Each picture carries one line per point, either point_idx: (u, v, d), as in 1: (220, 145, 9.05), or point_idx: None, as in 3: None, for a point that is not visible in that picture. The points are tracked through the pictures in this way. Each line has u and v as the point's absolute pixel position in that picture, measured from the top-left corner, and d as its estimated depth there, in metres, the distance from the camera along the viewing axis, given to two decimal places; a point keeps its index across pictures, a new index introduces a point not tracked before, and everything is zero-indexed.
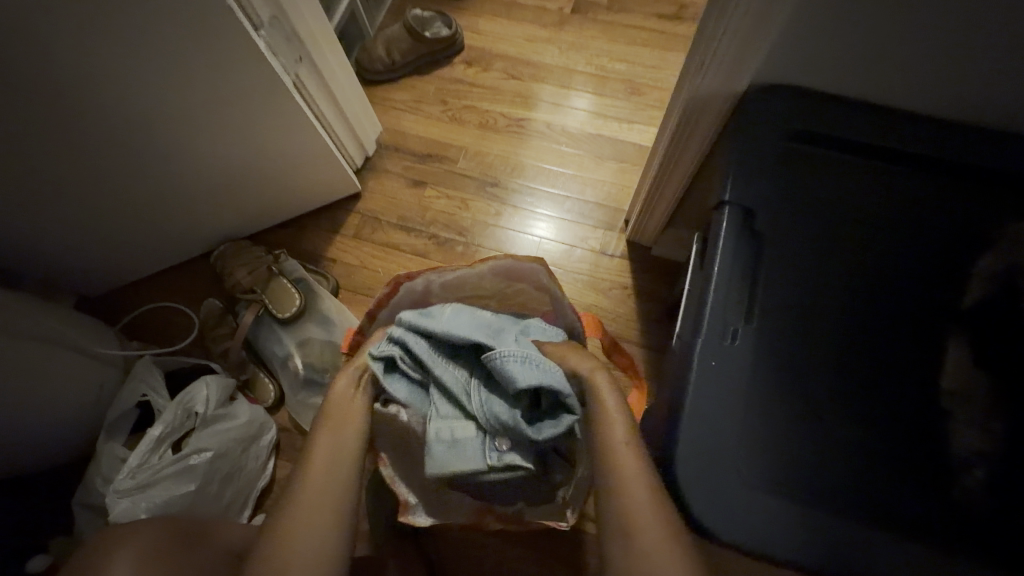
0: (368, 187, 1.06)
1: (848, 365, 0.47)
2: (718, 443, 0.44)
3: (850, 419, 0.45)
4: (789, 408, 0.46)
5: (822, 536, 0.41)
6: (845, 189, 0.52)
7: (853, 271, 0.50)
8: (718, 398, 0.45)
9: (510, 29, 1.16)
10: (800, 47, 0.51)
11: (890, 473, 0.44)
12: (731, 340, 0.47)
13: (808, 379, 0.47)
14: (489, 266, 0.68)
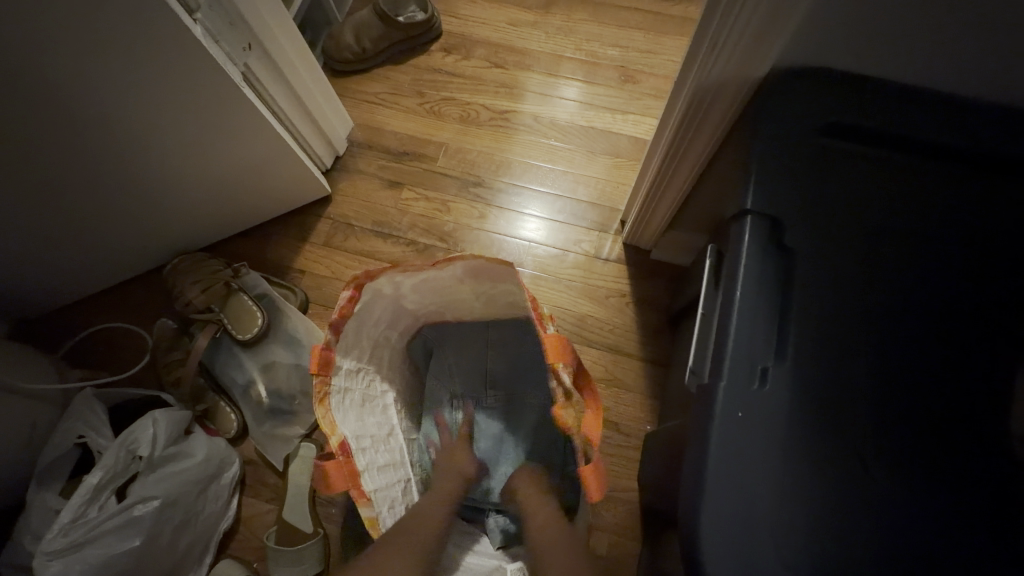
0: (338, 189, 0.96)
1: (895, 407, 0.41)
2: (749, 510, 0.38)
3: (889, 472, 0.40)
4: (829, 460, 0.40)
5: None
6: (895, 194, 0.44)
7: (902, 295, 0.43)
8: (746, 456, 0.39)
9: (491, 12, 1.06)
10: (840, 27, 0.42)
11: (944, 533, 0.39)
12: (757, 384, 0.40)
13: (849, 425, 0.41)
14: (456, 266, 0.62)
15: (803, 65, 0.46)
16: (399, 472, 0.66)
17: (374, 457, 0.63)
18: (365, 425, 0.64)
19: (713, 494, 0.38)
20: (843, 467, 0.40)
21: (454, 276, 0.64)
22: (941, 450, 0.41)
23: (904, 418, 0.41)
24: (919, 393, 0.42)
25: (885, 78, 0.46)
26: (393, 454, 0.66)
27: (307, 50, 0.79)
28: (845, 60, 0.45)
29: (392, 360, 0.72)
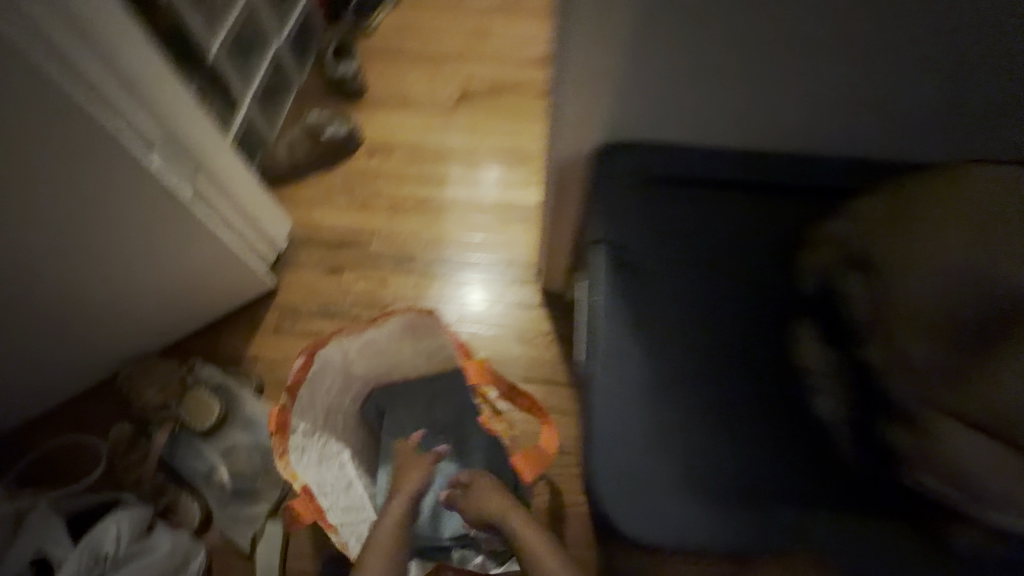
0: (285, 281, 1.06)
1: (735, 364, 0.54)
2: (623, 457, 0.50)
3: (740, 411, 0.52)
4: (687, 413, 0.52)
5: (724, 518, 0.48)
6: (708, 212, 0.60)
7: (725, 282, 0.57)
8: (618, 417, 0.52)
9: (406, 118, 1.26)
10: (633, 110, 0.59)
11: (783, 455, 0.50)
12: (615, 363, 0.53)
13: (701, 383, 0.53)
14: (395, 323, 0.73)
15: (621, 137, 0.62)
16: (362, 513, 0.74)
17: (336, 500, 0.72)
18: (325, 476, 0.72)
19: (598, 450, 0.51)
20: (704, 421, 0.51)
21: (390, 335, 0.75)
22: (778, 392, 0.52)
23: (742, 371, 0.53)
24: (751, 351, 0.54)
25: (674, 142, 0.62)
26: (353, 499, 0.74)
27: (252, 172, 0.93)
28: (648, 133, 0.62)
29: (348, 422, 0.80)
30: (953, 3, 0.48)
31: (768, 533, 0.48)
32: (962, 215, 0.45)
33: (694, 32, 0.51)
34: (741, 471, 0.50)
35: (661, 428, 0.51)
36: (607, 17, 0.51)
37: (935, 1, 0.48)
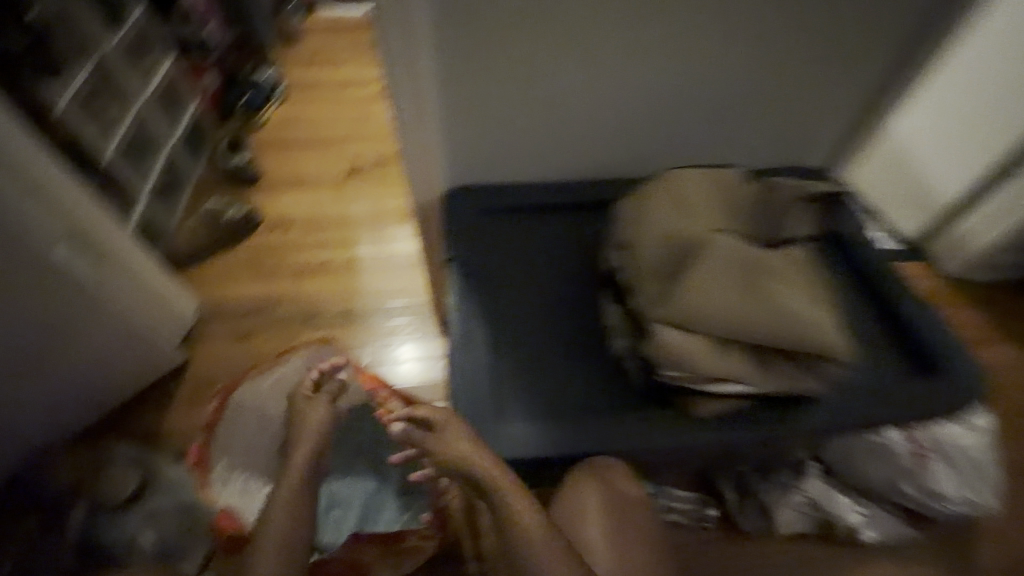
0: (195, 354, 1.13)
1: (559, 330, 0.72)
2: (482, 407, 0.65)
3: (565, 359, 0.69)
4: (525, 370, 0.69)
5: (563, 435, 0.64)
6: (527, 227, 0.80)
7: (545, 274, 0.76)
8: (473, 379, 0.66)
9: (300, 197, 1.43)
10: (463, 162, 0.79)
11: (599, 383, 0.68)
12: (470, 347, 0.69)
13: (533, 347, 0.70)
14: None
15: (461, 183, 0.81)
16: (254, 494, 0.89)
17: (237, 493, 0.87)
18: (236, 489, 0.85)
19: (463, 413, 0.65)
20: (538, 372, 0.68)
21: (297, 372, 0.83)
22: (590, 343, 0.71)
23: (566, 339, 0.71)
24: (569, 323, 0.72)
25: (500, 182, 0.82)
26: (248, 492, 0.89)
27: (151, 255, 1.01)
28: (479, 176, 0.81)
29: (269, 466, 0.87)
30: (649, 84, 0.74)
31: (597, 439, 0.63)
32: (656, 206, 0.67)
33: (487, 108, 0.72)
34: (572, 408, 0.66)
35: (510, 390, 0.67)
36: (425, 109, 0.70)
37: (638, 79, 0.73)
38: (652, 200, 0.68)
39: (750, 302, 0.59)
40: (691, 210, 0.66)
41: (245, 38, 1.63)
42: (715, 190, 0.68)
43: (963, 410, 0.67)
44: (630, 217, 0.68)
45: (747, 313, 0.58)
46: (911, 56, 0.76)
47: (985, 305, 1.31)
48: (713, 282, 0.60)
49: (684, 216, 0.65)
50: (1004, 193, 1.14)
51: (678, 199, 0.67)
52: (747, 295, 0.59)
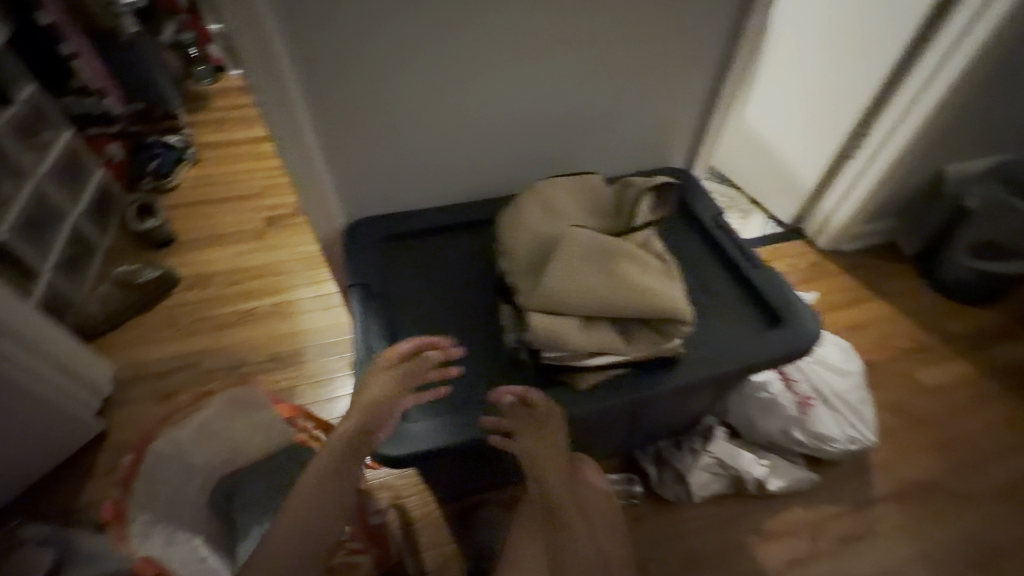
0: (114, 420, 1.10)
1: (455, 335, 0.79)
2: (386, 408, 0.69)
3: (462, 359, 0.77)
4: None
5: (461, 425, 0.69)
6: (423, 249, 0.88)
7: (441, 288, 0.84)
8: (377, 385, 0.70)
9: (218, 252, 1.45)
10: (355, 193, 0.87)
11: (492, 377, 0.75)
12: (374, 363, 0.73)
13: None
14: (215, 405, 0.82)
15: (355, 214, 0.89)
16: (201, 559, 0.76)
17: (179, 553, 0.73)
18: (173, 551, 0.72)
19: (365, 424, 0.67)
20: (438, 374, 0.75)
21: (216, 412, 0.83)
22: (483, 342, 0.78)
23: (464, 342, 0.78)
24: (465, 328, 0.80)
25: (396, 211, 0.91)
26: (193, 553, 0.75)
27: (58, 325, 1.00)
28: (375, 207, 0.90)
29: (198, 513, 0.86)
30: (512, 112, 0.85)
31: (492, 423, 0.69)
32: (530, 210, 0.77)
33: (366, 144, 0.81)
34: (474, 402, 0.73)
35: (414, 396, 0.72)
36: (306, 148, 0.77)
37: (500, 109, 0.84)
38: (526, 205, 0.77)
39: (609, 281, 0.68)
40: (558, 212, 0.77)
41: (148, 110, 1.72)
42: (578, 194, 0.79)
43: (806, 353, 0.79)
44: (512, 220, 0.77)
45: (607, 290, 0.67)
46: (726, 68, 0.91)
47: (854, 271, 1.50)
48: (579, 267, 0.68)
49: (553, 217, 0.76)
50: (846, 172, 1.41)
51: (548, 203, 0.77)
52: (607, 275, 0.68)
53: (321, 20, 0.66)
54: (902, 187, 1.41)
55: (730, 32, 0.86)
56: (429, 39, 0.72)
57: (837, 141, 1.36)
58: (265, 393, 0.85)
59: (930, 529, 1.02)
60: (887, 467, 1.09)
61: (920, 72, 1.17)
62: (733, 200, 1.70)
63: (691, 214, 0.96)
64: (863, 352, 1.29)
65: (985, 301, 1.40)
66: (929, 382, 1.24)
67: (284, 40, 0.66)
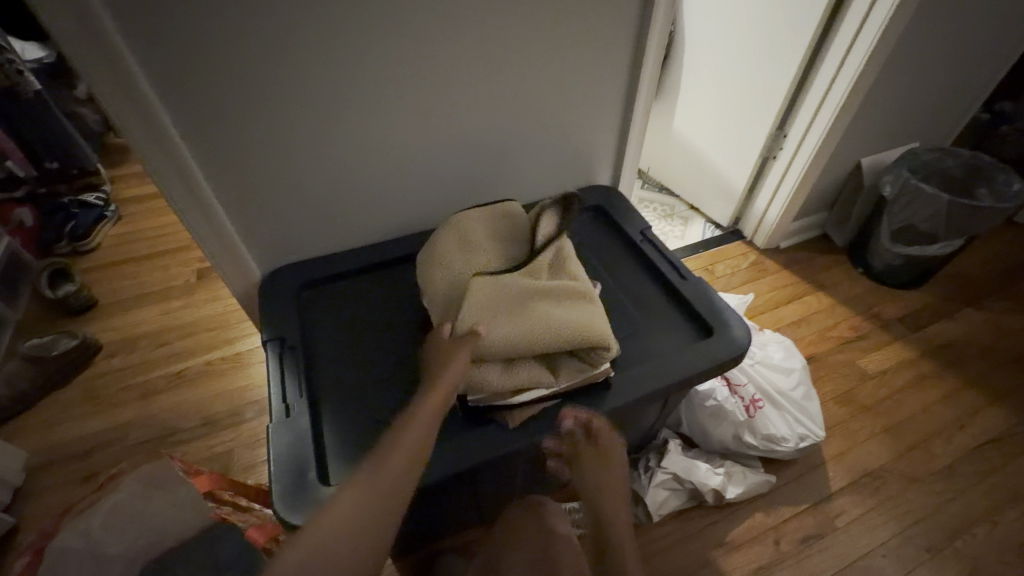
0: (27, 514, 1.01)
1: (381, 380, 0.75)
2: (302, 466, 0.64)
3: (388, 404, 0.73)
4: (350, 425, 0.70)
5: None
6: (344, 298, 0.86)
7: (365, 334, 0.81)
8: (293, 443, 0.66)
9: (145, 313, 1.36)
10: (268, 242, 0.84)
11: None
12: (290, 422, 0.68)
13: (357, 402, 0.73)
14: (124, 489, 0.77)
15: (272, 265, 0.87)
16: None
17: None
18: None
19: (280, 489, 0.62)
20: (361, 424, 0.71)
21: (128, 496, 0.78)
22: (410, 383, 0.75)
23: (388, 387, 0.74)
24: (391, 372, 0.76)
25: (317, 257, 0.89)
26: None
27: None
28: (291, 255, 0.88)
29: None
30: (424, 148, 0.84)
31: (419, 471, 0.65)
32: (446, 251, 0.74)
33: (272, 193, 0.78)
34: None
35: (334, 455, 0.67)
36: (204, 203, 0.74)
37: (410, 146, 0.83)
38: (444, 241, 0.76)
39: (525, 322, 0.66)
40: (473, 249, 0.74)
41: (63, 170, 1.61)
42: (490, 227, 0.78)
43: (738, 362, 0.79)
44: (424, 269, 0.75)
45: (524, 332, 0.65)
46: (634, 86, 0.93)
47: (791, 266, 1.54)
48: (491, 313, 0.66)
49: (467, 256, 0.74)
50: (770, 174, 1.46)
51: (464, 241, 0.75)
52: (521, 316, 0.66)
53: (198, 77, 0.63)
54: (824, 182, 1.47)
55: (632, 51, 0.88)
56: (322, 86, 0.70)
57: (760, 144, 1.41)
58: None
59: (887, 516, 1.02)
60: (839, 458, 1.10)
61: (821, 75, 1.23)
62: (673, 207, 1.74)
63: (620, 230, 0.98)
64: (806, 345, 1.32)
65: (915, 283, 1.45)
66: (871, 369, 1.27)
67: (161, 97, 0.64)
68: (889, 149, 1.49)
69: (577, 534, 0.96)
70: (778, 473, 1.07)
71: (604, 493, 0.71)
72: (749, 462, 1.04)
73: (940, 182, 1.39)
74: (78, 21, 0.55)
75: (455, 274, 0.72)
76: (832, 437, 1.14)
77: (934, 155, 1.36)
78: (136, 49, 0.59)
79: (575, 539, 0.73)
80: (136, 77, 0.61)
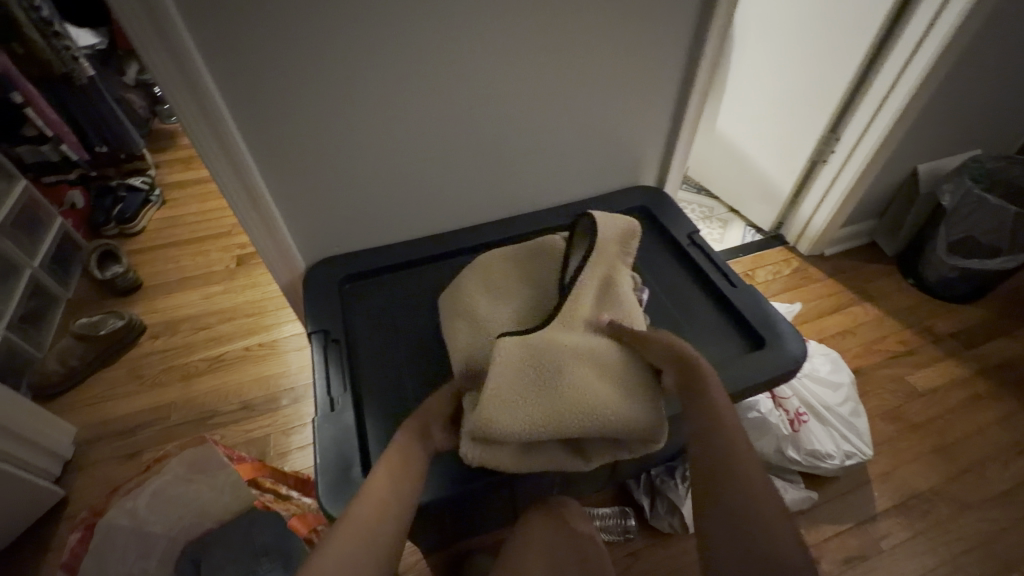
0: (74, 487, 1.04)
1: (423, 376, 0.75)
2: (349, 461, 0.64)
3: None
4: (392, 421, 0.70)
5: (433, 481, 0.65)
6: (387, 292, 0.86)
7: (405, 329, 0.81)
8: (337, 436, 0.66)
9: (187, 296, 1.40)
10: (316, 234, 0.84)
11: None
12: (335, 416, 0.68)
13: (400, 397, 0.73)
14: None
15: (317, 259, 0.88)
16: None
17: None
18: None
19: (327, 482, 0.62)
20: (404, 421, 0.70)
21: (175, 476, 0.80)
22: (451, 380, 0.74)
23: (430, 384, 0.74)
24: (432, 369, 0.76)
25: (360, 250, 0.90)
26: None
27: (16, 398, 0.94)
28: (336, 248, 0.88)
29: None
30: (472, 143, 0.83)
31: (465, 475, 0.66)
32: (473, 300, 0.73)
33: (321, 188, 0.79)
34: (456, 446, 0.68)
35: (378, 451, 0.67)
36: (255, 193, 0.74)
37: (457, 141, 0.82)
38: (471, 283, 0.76)
39: (552, 383, 0.61)
40: (497, 297, 0.74)
41: (111, 155, 1.65)
42: (528, 273, 0.76)
43: (792, 375, 0.76)
44: (450, 322, 0.73)
45: (542, 395, 0.61)
46: (688, 86, 0.90)
47: (836, 274, 1.48)
48: (516, 367, 0.62)
49: (495, 307, 0.72)
50: (818, 179, 1.41)
51: (490, 292, 0.74)
52: (541, 377, 0.62)
53: (258, 65, 0.63)
54: (876, 189, 1.41)
55: (688, 50, 0.85)
56: (380, 83, 0.70)
57: (810, 147, 1.35)
58: (223, 452, 0.81)
59: (937, 542, 0.98)
60: (884, 478, 1.06)
61: (882, 76, 1.17)
62: (712, 209, 1.70)
63: (666, 233, 0.96)
64: (852, 357, 1.27)
65: (970, 298, 1.38)
66: (921, 386, 1.21)
67: (222, 91, 0.63)
68: (948, 156, 1.42)
69: (606, 539, 0.95)
70: (819, 490, 1.03)
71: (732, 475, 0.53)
72: (790, 477, 1.01)
73: (1005, 193, 1.31)
74: (143, 8, 0.53)
75: (482, 323, 0.70)
76: (877, 456, 1.09)
77: (999, 164, 1.28)
78: (200, 37, 0.58)
79: (597, 537, 0.76)
80: (201, 72, 0.60)
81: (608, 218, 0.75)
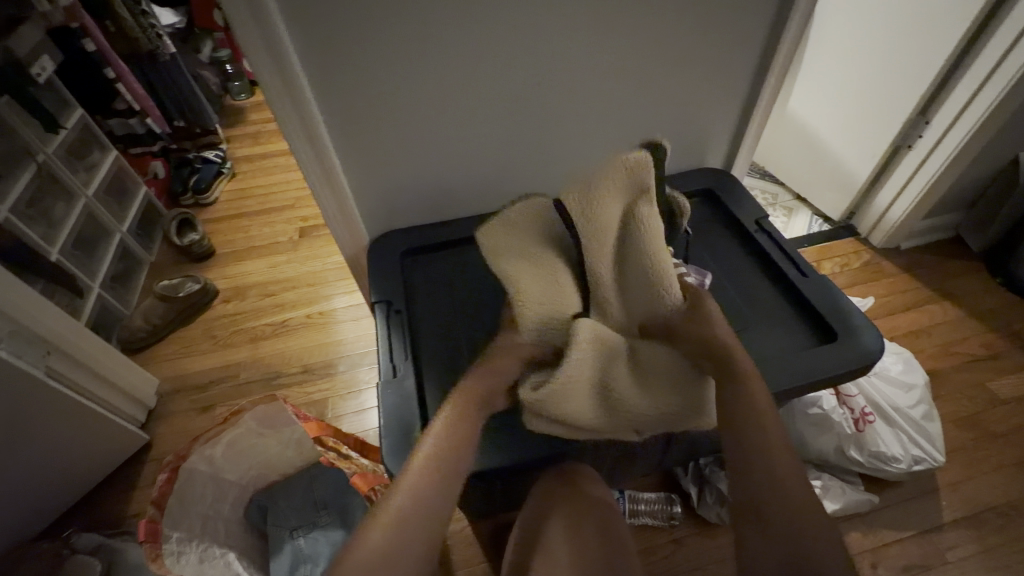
0: (157, 433, 1.15)
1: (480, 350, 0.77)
2: (411, 426, 0.67)
3: None
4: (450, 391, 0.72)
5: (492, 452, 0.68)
6: (448, 267, 0.88)
7: (464, 304, 0.83)
8: (399, 401, 0.69)
9: (256, 264, 1.49)
10: (381, 209, 0.87)
11: None
12: (397, 382, 0.70)
13: (458, 368, 0.75)
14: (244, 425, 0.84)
15: (381, 233, 0.91)
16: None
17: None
18: None
19: (392, 445, 0.65)
20: None
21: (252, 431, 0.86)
22: None
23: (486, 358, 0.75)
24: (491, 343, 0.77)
25: (421, 225, 0.92)
26: None
27: (110, 347, 1.03)
28: (399, 222, 0.91)
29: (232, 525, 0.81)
30: (534, 123, 0.82)
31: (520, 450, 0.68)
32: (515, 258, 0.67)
33: (389, 167, 0.81)
34: (512, 416, 0.70)
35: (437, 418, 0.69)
36: (330, 173, 0.78)
37: (521, 121, 0.81)
38: (518, 225, 0.68)
39: (616, 365, 0.64)
40: (538, 258, 0.67)
41: (188, 129, 1.75)
42: (548, 237, 0.69)
43: (865, 371, 0.72)
44: (506, 275, 0.66)
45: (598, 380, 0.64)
46: (765, 65, 0.85)
47: (912, 269, 1.38)
48: (588, 347, 0.63)
49: (538, 276, 0.66)
50: (900, 165, 1.30)
51: (527, 254, 0.67)
52: (603, 360, 0.64)
53: (337, 49, 0.65)
54: (967, 179, 1.29)
55: (771, 24, 0.79)
56: (449, 61, 0.70)
57: (893, 131, 1.25)
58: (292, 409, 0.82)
59: (1011, 558, 0.91)
60: (956, 487, 0.99)
61: (988, 51, 1.05)
62: (776, 196, 1.62)
63: (732, 218, 0.93)
64: (926, 358, 1.19)
65: None
66: (1004, 393, 1.12)
67: (301, 61, 0.65)
68: None
69: (648, 522, 0.96)
70: (880, 493, 0.98)
71: (778, 473, 0.52)
72: (849, 478, 0.97)
73: None
74: None
75: (553, 290, 0.66)
76: (950, 464, 1.02)
77: None
78: (284, 15, 0.61)
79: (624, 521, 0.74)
80: (288, 54, 0.63)
81: (617, 177, 0.65)
